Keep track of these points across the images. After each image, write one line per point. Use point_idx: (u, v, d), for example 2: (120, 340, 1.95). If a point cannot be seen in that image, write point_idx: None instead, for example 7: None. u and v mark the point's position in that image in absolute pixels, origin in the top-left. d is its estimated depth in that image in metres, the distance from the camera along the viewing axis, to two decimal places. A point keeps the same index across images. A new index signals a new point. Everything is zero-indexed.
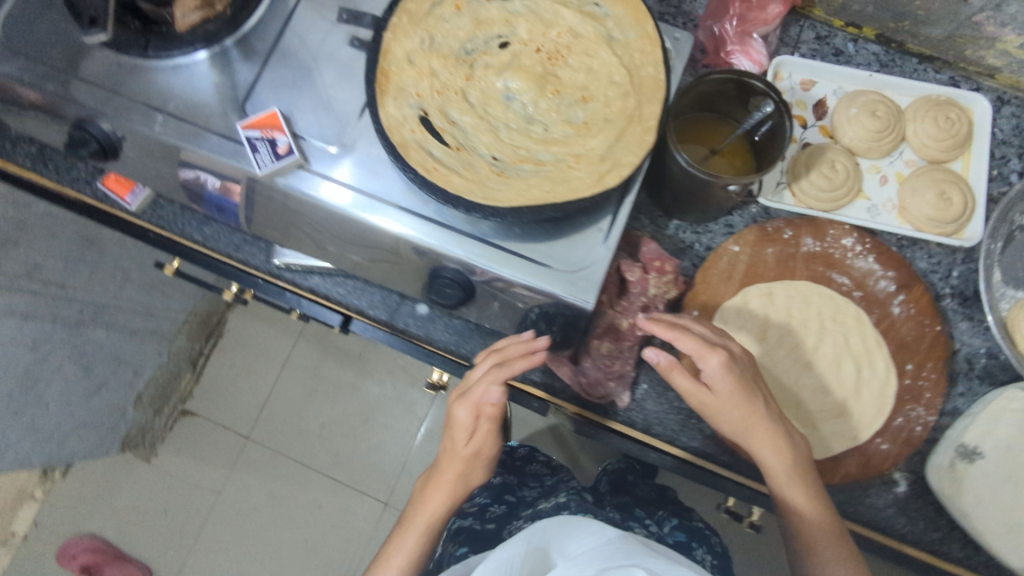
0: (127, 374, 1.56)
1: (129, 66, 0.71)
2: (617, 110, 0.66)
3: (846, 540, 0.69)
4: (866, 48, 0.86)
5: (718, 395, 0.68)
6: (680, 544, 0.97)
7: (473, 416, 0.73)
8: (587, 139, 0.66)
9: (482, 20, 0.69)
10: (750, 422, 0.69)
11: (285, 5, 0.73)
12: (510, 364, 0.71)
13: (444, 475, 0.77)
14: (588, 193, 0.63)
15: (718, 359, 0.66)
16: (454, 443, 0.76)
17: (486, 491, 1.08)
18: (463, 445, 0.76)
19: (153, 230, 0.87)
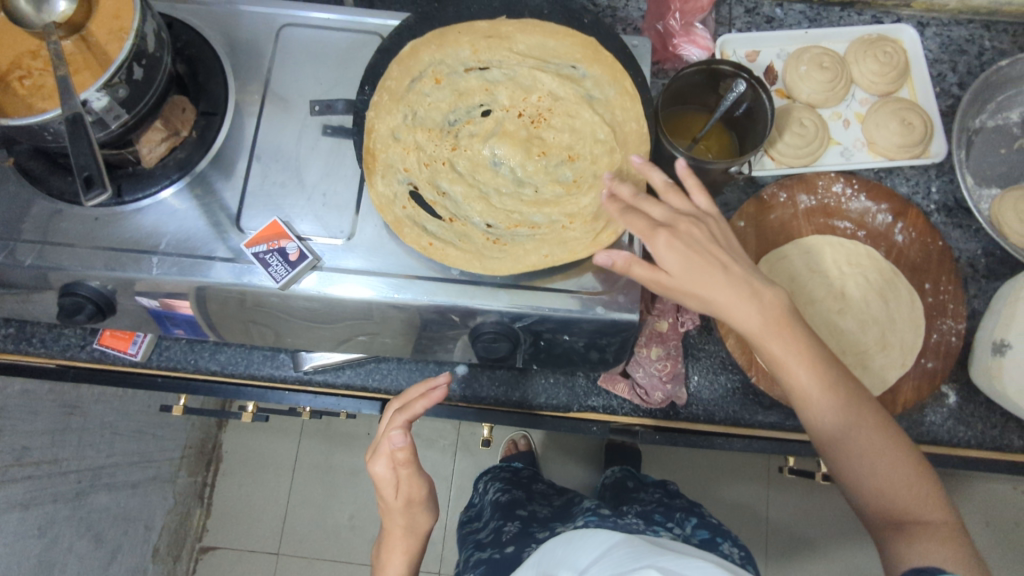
0: (139, 531, 1.42)
1: (107, 217, 0.70)
2: (605, 165, 0.67)
3: (883, 425, 0.64)
4: (792, 9, 0.94)
5: (675, 276, 0.60)
6: (704, 542, 0.90)
7: (393, 466, 0.68)
8: (578, 198, 0.67)
9: (456, 79, 0.70)
10: (715, 296, 0.60)
11: (247, 115, 0.74)
12: (410, 405, 0.68)
13: (394, 533, 0.72)
14: (587, 252, 0.64)
15: (665, 239, 0.59)
16: (385, 503, 0.70)
17: (500, 516, 1.06)
18: (393, 501, 0.70)
19: (163, 373, 0.84)
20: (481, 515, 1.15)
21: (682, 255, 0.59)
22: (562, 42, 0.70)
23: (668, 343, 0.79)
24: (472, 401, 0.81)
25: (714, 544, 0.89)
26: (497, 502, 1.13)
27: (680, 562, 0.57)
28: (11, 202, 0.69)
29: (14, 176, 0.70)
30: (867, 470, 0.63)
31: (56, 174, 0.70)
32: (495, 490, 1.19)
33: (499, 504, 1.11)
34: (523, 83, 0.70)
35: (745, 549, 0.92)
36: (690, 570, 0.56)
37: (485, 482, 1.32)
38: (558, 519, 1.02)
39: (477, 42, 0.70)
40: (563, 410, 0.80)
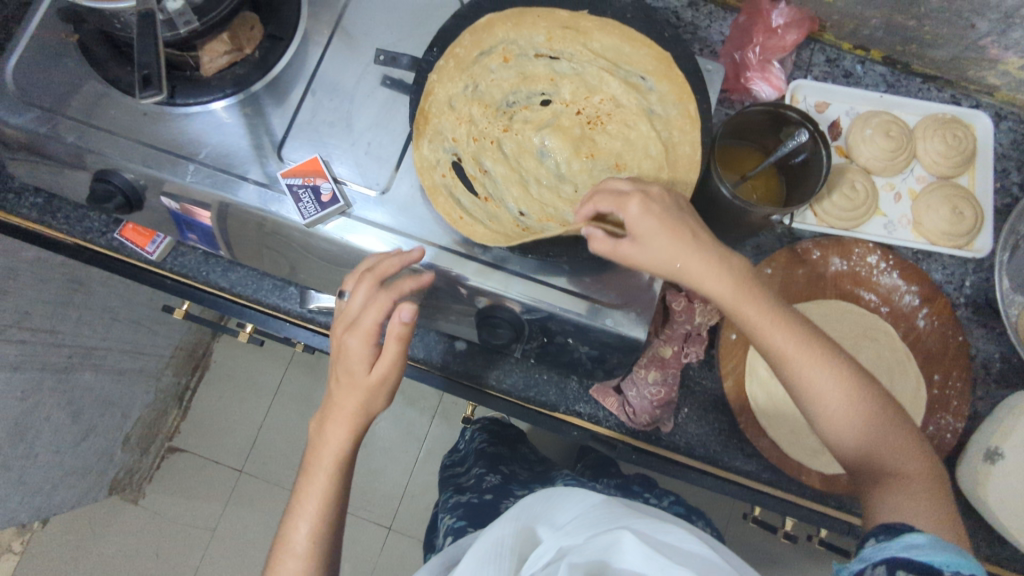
0: (115, 419, 1.46)
1: (155, 114, 0.70)
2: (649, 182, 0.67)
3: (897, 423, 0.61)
4: (873, 69, 0.93)
5: (643, 247, 0.58)
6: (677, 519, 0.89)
7: (370, 342, 0.62)
8: None
9: (524, 61, 0.70)
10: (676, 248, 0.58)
11: (313, 49, 0.74)
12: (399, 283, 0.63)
13: (343, 411, 0.65)
14: None
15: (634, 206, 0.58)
16: (346, 376, 0.64)
17: (481, 464, 1.08)
18: (362, 374, 0.63)
19: (174, 277, 0.85)
20: (463, 464, 1.16)
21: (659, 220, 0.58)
22: (637, 50, 0.69)
23: (666, 370, 0.75)
24: (465, 378, 0.82)
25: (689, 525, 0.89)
26: (479, 453, 1.14)
27: (654, 526, 0.50)
28: (67, 76, 0.70)
29: (77, 54, 0.70)
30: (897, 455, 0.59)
31: (118, 62, 0.71)
32: (479, 441, 1.19)
33: (481, 456, 1.12)
34: (589, 81, 0.70)
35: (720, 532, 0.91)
36: (667, 538, 0.49)
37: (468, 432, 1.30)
38: (537, 481, 1.03)
39: (553, 27, 0.69)
40: (549, 409, 0.81)
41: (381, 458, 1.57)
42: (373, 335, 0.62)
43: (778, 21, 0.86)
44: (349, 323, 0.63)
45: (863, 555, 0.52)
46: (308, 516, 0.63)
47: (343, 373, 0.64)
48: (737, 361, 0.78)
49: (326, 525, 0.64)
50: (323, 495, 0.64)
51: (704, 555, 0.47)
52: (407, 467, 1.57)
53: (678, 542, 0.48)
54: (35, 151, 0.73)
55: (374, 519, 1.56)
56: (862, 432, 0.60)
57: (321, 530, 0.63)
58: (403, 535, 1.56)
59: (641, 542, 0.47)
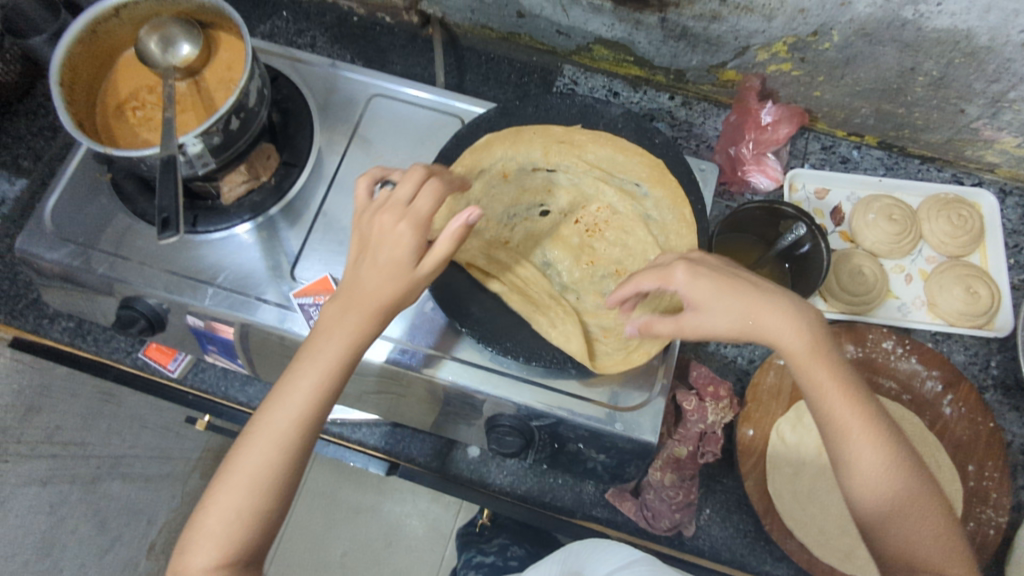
0: (129, 549, 0.91)
1: (177, 243, 0.75)
2: None
3: (940, 529, 0.53)
4: (870, 153, 0.95)
5: (694, 300, 0.56)
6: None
7: (418, 231, 0.58)
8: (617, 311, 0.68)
9: (521, 177, 0.74)
10: (749, 307, 0.55)
11: (324, 174, 0.78)
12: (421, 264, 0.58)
13: (281, 431, 0.54)
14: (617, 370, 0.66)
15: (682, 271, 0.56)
16: (373, 257, 0.59)
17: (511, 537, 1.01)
18: (399, 257, 0.58)
19: (194, 393, 0.86)
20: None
21: (708, 279, 0.56)
22: (630, 159, 0.73)
23: (683, 471, 0.73)
24: (479, 484, 0.81)
25: None
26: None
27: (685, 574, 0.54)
28: (102, 212, 0.76)
29: (108, 191, 0.76)
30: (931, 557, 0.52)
31: (144, 196, 0.75)
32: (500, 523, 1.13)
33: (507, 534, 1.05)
34: (586, 191, 0.74)
35: None
36: None
37: None
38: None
39: (545, 144, 0.73)
40: (565, 515, 0.78)
41: None
42: (425, 224, 0.58)
43: (767, 119, 0.89)
44: (400, 210, 0.59)
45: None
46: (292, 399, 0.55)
47: (384, 253, 0.58)
48: (755, 462, 0.74)
49: (250, 534, 0.52)
50: (246, 492, 0.53)
51: None
52: None
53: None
54: (68, 281, 0.77)
55: None
56: (886, 483, 0.54)
57: (235, 535, 0.52)
58: None
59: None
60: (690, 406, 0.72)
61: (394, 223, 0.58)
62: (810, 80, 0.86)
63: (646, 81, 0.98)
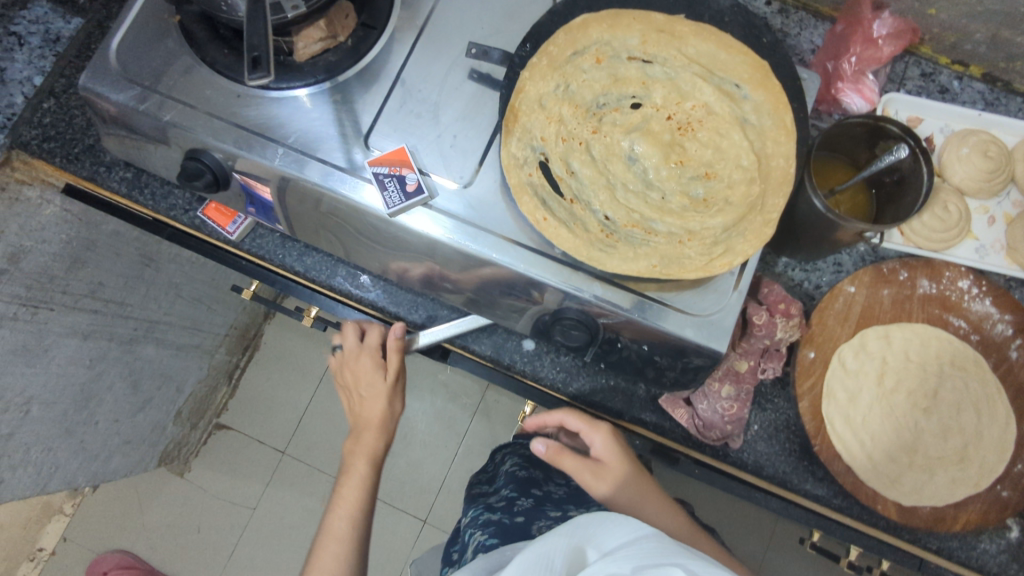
0: (170, 392, 1.53)
1: (248, 97, 0.71)
2: (740, 195, 0.64)
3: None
4: (971, 85, 0.89)
5: (607, 464, 0.72)
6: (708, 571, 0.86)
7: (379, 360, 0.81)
8: (704, 217, 0.64)
9: (615, 66, 0.69)
10: (642, 487, 0.72)
11: (403, 43, 0.74)
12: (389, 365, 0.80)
13: (339, 533, 0.73)
14: (697, 276, 0.63)
15: (600, 432, 0.73)
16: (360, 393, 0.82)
17: (511, 484, 1.01)
18: (382, 381, 0.80)
19: (251, 259, 0.85)
20: (494, 484, 1.08)
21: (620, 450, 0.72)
22: (733, 58, 0.69)
23: (741, 385, 0.74)
24: (531, 378, 0.81)
25: None
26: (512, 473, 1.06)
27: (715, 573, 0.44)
28: (168, 56, 0.72)
29: (176, 34, 0.72)
30: None
31: (213, 41, 0.73)
32: (512, 463, 1.12)
33: (516, 478, 1.03)
34: (683, 90, 0.68)
35: None
36: None
37: (502, 453, 1.22)
38: (573, 501, 0.96)
39: (645, 36, 0.69)
40: (614, 416, 0.79)
41: (421, 450, 1.62)
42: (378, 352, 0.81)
43: (881, 32, 0.83)
44: (358, 350, 0.82)
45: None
46: (344, 515, 0.74)
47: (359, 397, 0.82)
48: (813, 383, 0.75)
49: None
50: None
51: None
52: (446, 461, 1.62)
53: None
54: (131, 127, 0.74)
55: (411, 511, 1.61)
56: None
57: None
58: (438, 528, 1.60)
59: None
60: (760, 319, 0.72)
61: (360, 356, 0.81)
62: None
63: None
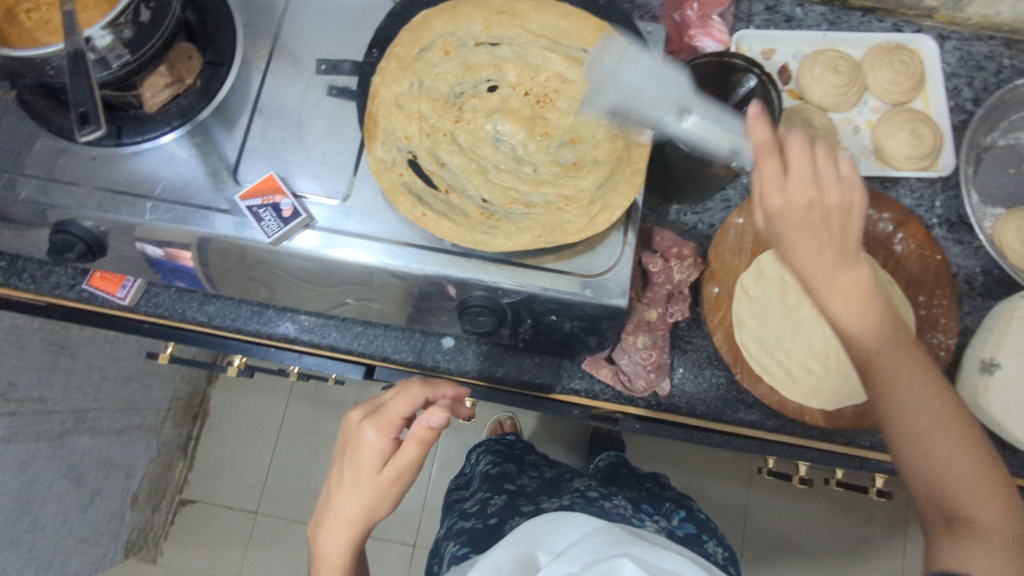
0: (120, 478, 1.47)
1: (104, 158, 0.70)
2: (605, 151, 0.68)
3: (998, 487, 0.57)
4: (813, 9, 0.93)
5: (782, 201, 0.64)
6: (688, 538, 0.85)
7: (391, 436, 0.61)
8: (576, 180, 0.67)
9: (465, 55, 0.70)
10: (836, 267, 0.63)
11: (255, 74, 0.73)
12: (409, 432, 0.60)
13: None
14: (581, 238, 0.64)
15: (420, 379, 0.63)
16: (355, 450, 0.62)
17: (486, 485, 1.01)
18: (372, 475, 0.61)
19: (151, 320, 0.82)
20: (470, 487, 1.08)
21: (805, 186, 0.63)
22: (575, 24, 0.69)
23: (655, 333, 0.77)
24: (457, 375, 0.81)
25: (699, 541, 0.86)
26: (485, 475, 1.06)
27: (656, 555, 0.57)
28: (12, 133, 0.69)
29: (16, 110, 0.70)
30: (925, 469, 0.59)
31: (57, 110, 0.70)
32: (485, 464, 1.12)
33: (490, 478, 1.03)
34: (534, 64, 0.70)
35: (732, 549, 0.89)
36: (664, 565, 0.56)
37: (476, 455, 1.22)
38: (544, 493, 0.96)
39: (486, 20, 0.70)
40: (545, 391, 0.80)
41: None
42: (389, 430, 0.61)
43: None
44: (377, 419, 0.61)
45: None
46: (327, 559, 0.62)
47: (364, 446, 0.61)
48: (722, 316, 0.78)
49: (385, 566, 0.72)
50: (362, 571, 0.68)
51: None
52: (422, 482, 1.60)
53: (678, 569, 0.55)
54: None
55: (398, 539, 1.59)
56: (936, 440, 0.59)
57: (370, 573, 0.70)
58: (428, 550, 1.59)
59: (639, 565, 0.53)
60: (655, 267, 0.76)
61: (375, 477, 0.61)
62: None
63: None
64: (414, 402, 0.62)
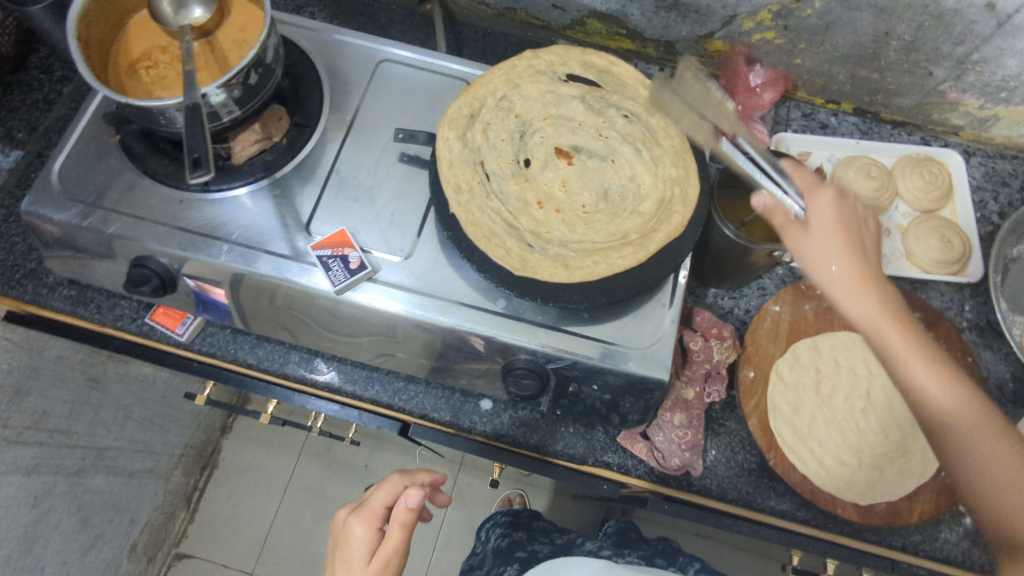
0: (124, 523, 1.44)
1: (190, 202, 0.75)
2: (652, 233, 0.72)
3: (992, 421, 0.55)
4: (846, 119, 1.00)
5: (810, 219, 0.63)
6: None
7: (375, 525, 0.68)
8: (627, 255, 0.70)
9: (526, 135, 0.76)
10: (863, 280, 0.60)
11: (334, 136, 0.79)
12: (381, 509, 0.68)
13: None
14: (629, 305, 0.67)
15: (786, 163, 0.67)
16: (344, 548, 0.68)
17: (499, 556, 0.99)
18: (361, 566, 0.66)
19: (201, 358, 0.84)
20: (486, 562, 1.03)
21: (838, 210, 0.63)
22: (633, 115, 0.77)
23: (691, 411, 0.79)
24: (492, 438, 0.82)
25: None
26: (497, 549, 1.02)
27: None
28: (110, 175, 0.75)
29: (116, 152, 0.76)
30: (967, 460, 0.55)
31: (154, 154, 0.76)
32: (496, 538, 1.08)
33: (503, 548, 1.00)
34: (591, 148, 0.76)
35: None
36: None
37: (487, 528, 1.20)
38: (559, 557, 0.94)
39: (545, 107, 0.77)
40: (578, 462, 0.80)
41: None
42: (373, 518, 0.68)
43: (755, 82, 0.94)
44: (359, 511, 0.69)
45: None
46: None
47: (356, 547, 0.67)
48: (757, 401, 0.80)
49: None
50: None
51: None
52: (427, 552, 1.57)
53: None
54: (76, 245, 0.76)
55: None
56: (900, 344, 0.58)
57: None
58: None
59: None
60: (696, 345, 0.80)
61: (365, 570, 0.65)
62: (792, 48, 0.91)
63: (637, 53, 1.01)
64: (395, 490, 0.68)
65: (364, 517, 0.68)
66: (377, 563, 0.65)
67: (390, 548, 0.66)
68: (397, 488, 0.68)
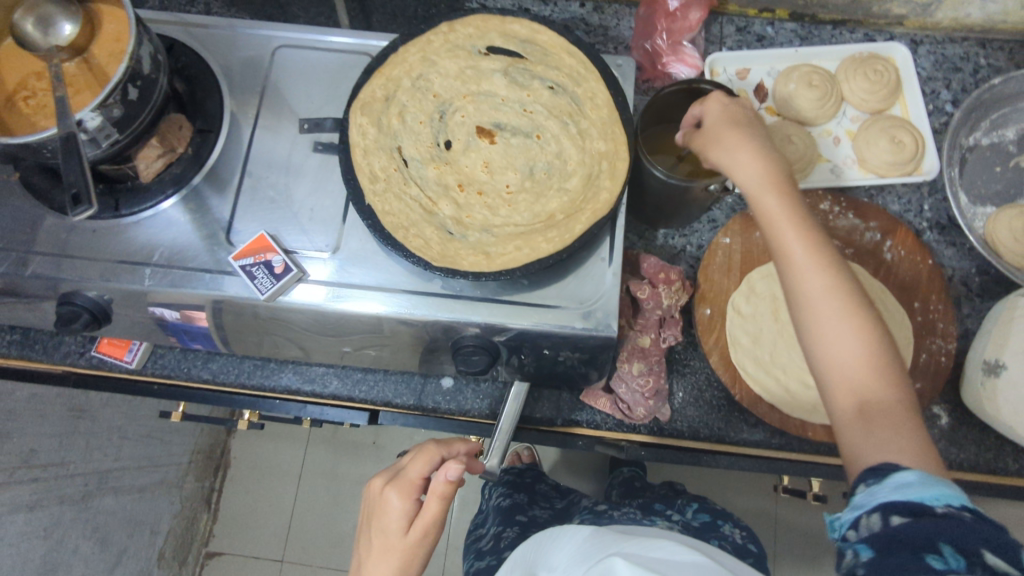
0: (145, 536, 1.48)
1: (104, 230, 0.72)
2: (577, 188, 0.69)
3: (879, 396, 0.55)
4: (783, 27, 0.95)
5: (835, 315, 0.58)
6: (704, 526, 0.83)
7: (413, 496, 0.63)
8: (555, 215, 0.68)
9: (447, 115, 0.72)
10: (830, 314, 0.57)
11: (242, 136, 0.76)
12: (419, 481, 0.64)
13: None
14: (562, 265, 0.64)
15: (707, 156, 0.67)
16: (379, 522, 0.64)
17: (495, 521, 1.00)
18: (398, 538, 0.63)
19: (158, 381, 0.84)
20: (487, 525, 1.04)
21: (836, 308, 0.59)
22: (544, 65, 0.73)
23: (650, 359, 0.78)
24: (459, 414, 0.82)
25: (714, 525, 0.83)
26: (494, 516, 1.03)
27: (647, 546, 0.55)
28: (20, 215, 0.73)
29: (20, 191, 0.73)
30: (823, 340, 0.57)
31: (58, 188, 0.73)
32: (496, 496, 1.08)
33: (500, 513, 1.01)
34: (515, 126, 0.72)
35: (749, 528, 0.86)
36: (656, 552, 0.54)
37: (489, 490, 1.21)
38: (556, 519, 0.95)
39: (465, 84, 0.73)
40: (547, 425, 0.80)
41: None
42: (412, 491, 0.63)
43: (675, 4, 0.88)
44: (393, 480, 0.65)
45: (856, 504, 0.49)
46: None
47: (390, 520, 0.63)
48: (717, 337, 0.79)
49: None
50: None
51: (692, 560, 0.52)
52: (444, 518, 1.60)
53: (668, 553, 0.53)
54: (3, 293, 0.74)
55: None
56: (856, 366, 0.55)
57: None
58: None
59: (627, 559, 0.52)
60: (644, 294, 0.77)
61: (405, 542, 0.62)
62: None
63: None
64: (433, 459, 0.65)
65: (399, 487, 0.64)
66: (417, 534, 0.62)
67: (429, 520, 0.62)
68: (433, 459, 0.64)
